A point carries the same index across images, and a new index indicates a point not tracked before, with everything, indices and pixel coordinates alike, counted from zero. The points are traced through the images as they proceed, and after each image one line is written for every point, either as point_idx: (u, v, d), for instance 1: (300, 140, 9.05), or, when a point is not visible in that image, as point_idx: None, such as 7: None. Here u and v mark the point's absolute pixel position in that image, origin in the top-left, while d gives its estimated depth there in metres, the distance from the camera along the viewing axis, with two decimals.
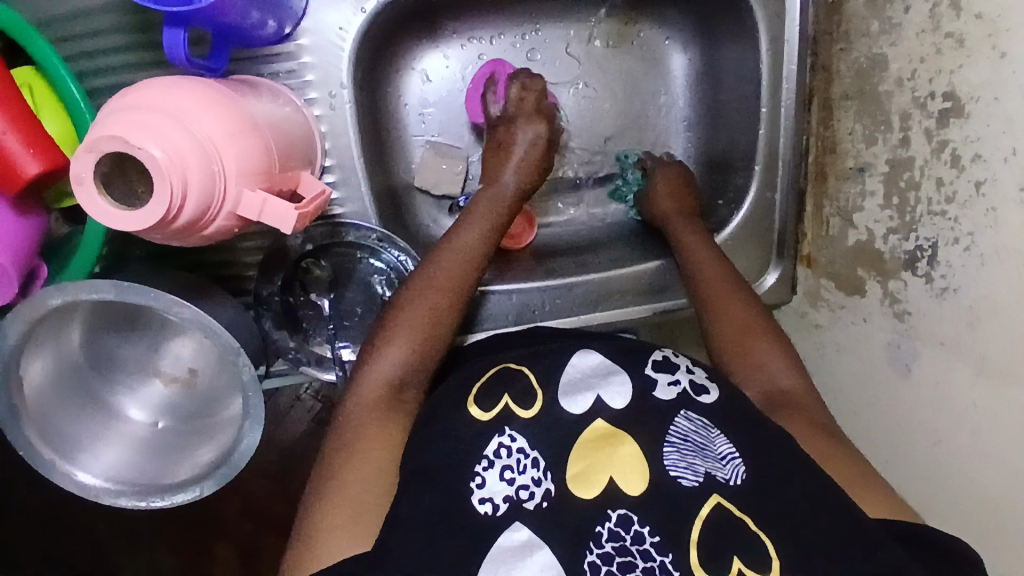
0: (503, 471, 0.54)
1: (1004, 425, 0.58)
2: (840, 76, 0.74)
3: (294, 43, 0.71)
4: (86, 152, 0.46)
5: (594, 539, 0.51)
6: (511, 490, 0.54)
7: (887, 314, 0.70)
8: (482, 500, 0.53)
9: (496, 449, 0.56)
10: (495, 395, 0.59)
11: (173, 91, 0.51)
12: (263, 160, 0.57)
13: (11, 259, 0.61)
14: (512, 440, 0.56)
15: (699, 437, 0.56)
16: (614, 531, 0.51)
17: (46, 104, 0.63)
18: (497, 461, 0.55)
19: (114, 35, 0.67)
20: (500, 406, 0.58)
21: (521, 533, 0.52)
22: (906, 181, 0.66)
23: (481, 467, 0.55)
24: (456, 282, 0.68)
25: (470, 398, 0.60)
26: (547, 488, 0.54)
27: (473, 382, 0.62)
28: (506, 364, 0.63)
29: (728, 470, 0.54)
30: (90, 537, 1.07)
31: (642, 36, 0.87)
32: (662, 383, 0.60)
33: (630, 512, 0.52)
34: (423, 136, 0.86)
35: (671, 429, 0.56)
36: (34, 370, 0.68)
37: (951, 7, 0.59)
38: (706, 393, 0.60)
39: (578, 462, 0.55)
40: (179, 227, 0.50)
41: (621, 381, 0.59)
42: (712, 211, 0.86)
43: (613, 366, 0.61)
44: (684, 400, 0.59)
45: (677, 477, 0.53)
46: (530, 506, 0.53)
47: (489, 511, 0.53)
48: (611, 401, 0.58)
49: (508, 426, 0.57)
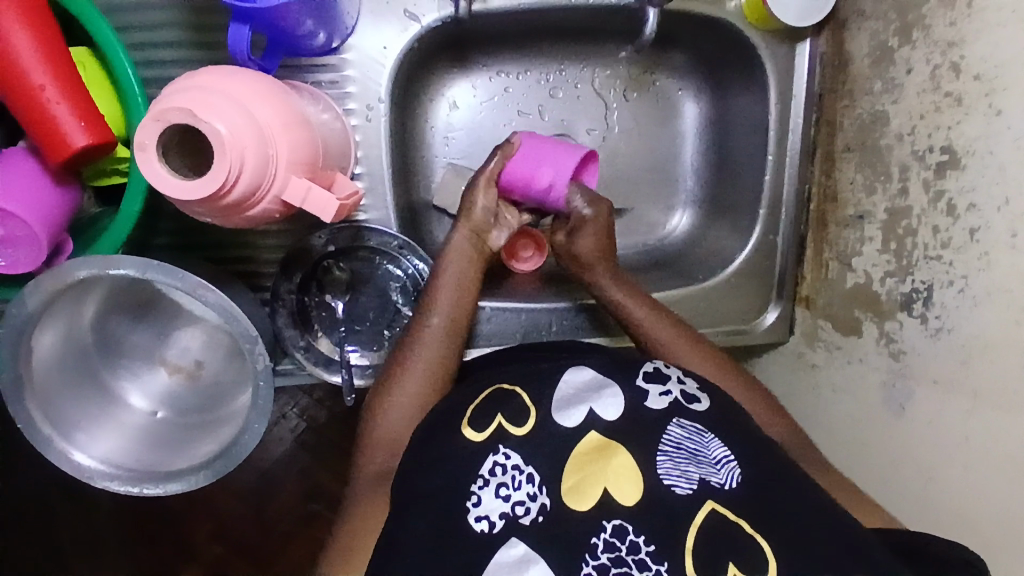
0: (498, 489, 0.54)
1: (992, 461, 0.60)
2: (843, 130, 0.80)
3: (338, 57, 0.75)
4: (153, 121, 0.50)
5: (590, 550, 0.50)
6: (507, 506, 0.53)
7: (882, 354, 0.73)
8: (478, 518, 0.53)
9: (491, 468, 0.55)
10: (488, 418, 0.59)
11: (237, 77, 0.55)
12: (310, 152, 0.61)
13: (44, 227, 0.63)
14: (506, 458, 0.55)
15: (691, 444, 0.56)
16: (610, 542, 0.51)
17: (97, 85, 0.66)
18: (492, 479, 0.54)
19: (170, 30, 0.70)
20: (493, 427, 0.58)
21: (517, 549, 0.51)
22: (904, 228, 0.71)
23: (476, 486, 0.54)
24: (440, 349, 0.70)
25: (464, 420, 0.59)
26: (543, 502, 0.53)
27: (468, 406, 0.61)
28: (499, 386, 0.62)
29: (723, 475, 0.54)
30: (52, 548, 1.02)
31: (658, 84, 0.92)
32: (654, 393, 0.59)
33: (625, 523, 0.51)
34: (445, 158, 0.89)
35: (663, 438, 0.55)
36: (45, 342, 0.67)
37: (951, 69, 0.65)
38: (698, 401, 0.60)
39: (572, 476, 0.54)
40: (229, 203, 0.54)
41: (612, 393, 0.59)
42: (715, 250, 0.90)
43: (605, 379, 0.61)
44: (675, 409, 0.58)
45: (671, 485, 0.53)
46: (526, 521, 0.52)
47: (485, 528, 0.52)
48: (603, 413, 0.57)
49: (502, 445, 0.56)
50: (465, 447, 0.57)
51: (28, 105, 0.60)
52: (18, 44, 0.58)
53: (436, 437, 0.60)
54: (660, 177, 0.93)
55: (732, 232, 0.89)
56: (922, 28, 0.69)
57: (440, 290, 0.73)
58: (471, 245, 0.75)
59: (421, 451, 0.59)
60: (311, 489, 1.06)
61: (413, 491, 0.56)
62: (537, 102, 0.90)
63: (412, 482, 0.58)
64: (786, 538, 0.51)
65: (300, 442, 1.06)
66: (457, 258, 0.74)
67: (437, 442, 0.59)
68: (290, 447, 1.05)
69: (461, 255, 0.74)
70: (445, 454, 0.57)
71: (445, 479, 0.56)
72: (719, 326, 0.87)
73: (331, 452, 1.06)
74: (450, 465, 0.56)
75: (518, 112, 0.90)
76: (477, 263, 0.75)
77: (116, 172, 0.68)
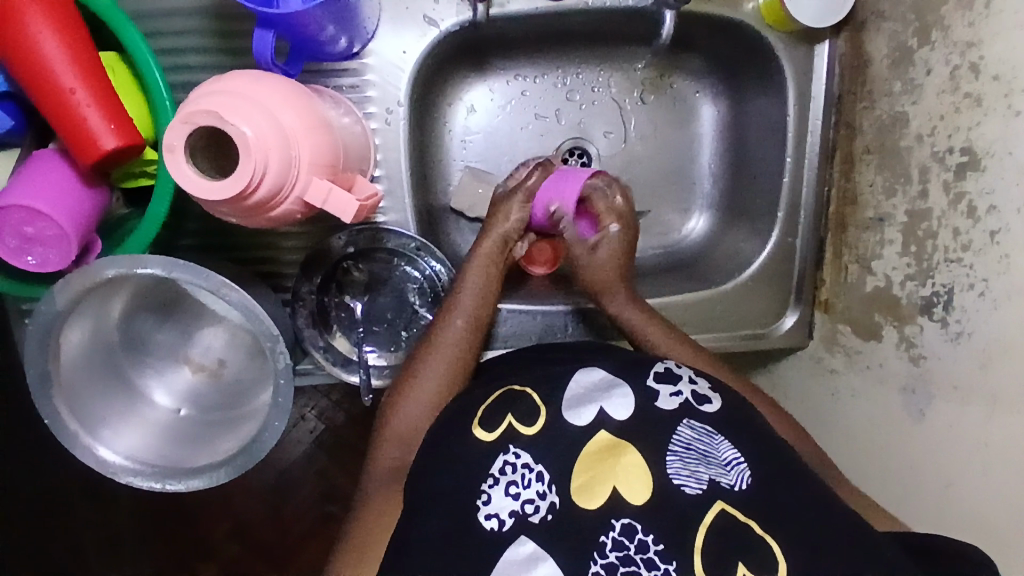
0: (508, 487, 0.54)
1: (1013, 467, 0.59)
2: (862, 132, 0.80)
3: (359, 62, 0.77)
4: (182, 123, 0.51)
5: (598, 549, 0.50)
6: (516, 505, 0.53)
7: (902, 358, 0.72)
8: (488, 516, 0.53)
9: (501, 467, 0.56)
10: (498, 417, 0.59)
11: (262, 81, 0.57)
12: (332, 154, 0.62)
13: (75, 227, 0.65)
14: (517, 458, 0.56)
15: (701, 445, 0.55)
16: (618, 541, 0.51)
17: (125, 88, 0.67)
18: (502, 478, 0.55)
19: (196, 36, 0.72)
20: (503, 427, 0.58)
21: (526, 546, 0.51)
22: (924, 231, 0.70)
23: (486, 485, 0.55)
24: (457, 349, 0.71)
25: (475, 420, 0.60)
26: (552, 501, 0.53)
27: (478, 407, 0.62)
28: (509, 386, 0.63)
29: (733, 476, 0.53)
30: (75, 545, 1.04)
31: (675, 87, 0.92)
32: (664, 394, 0.59)
33: (634, 521, 0.51)
34: (462, 161, 0.90)
35: (672, 438, 0.55)
36: (73, 340, 0.69)
37: (970, 70, 0.65)
38: (709, 402, 0.60)
39: (582, 474, 0.54)
40: (252, 204, 0.55)
41: (623, 393, 0.59)
42: (733, 254, 0.90)
43: (615, 379, 0.61)
44: (686, 410, 0.58)
45: (681, 485, 0.52)
46: (536, 519, 0.53)
47: (495, 526, 0.53)
48: (614, 412, 0.57)
49: (513, 444, 0.57)
50: (478, 446, 0.58)
51: (60, 109, 0.61)
52: (52, 51, 0.60)
53: (450, 436, 0.60)
54: (677, 180, 0.94)
55: (750, 235, 0.89)
56: (941, 29, 0.68)
57: (462, 295, 0.74)
58: (495, 254, 0.76)
59: (435, 449, 0.60)
60: (328, 490, 1.07)
61: (426, 488, 0.57)
62: (555, 105, 0.91)
63: (425, 480, 0.58)
64: (801, 539, 0.50)
65: (319, 443, 1.07)
66: (480, 264, 0.75)
67: (450, 441, 0.60)
68: (308, 448, 1.07)
69: (481, 262, 0.75)
70: (457, 453, 0.58)
71: (457, 479, 0.56)
72: (737, 329, 0.87)
73: (348, 453, 1.07)
74: (460, 465, 0.57)
75: (535, 115, 0.91)
76: (499, 269, 0.76)
77: (144, 175, 0.70)
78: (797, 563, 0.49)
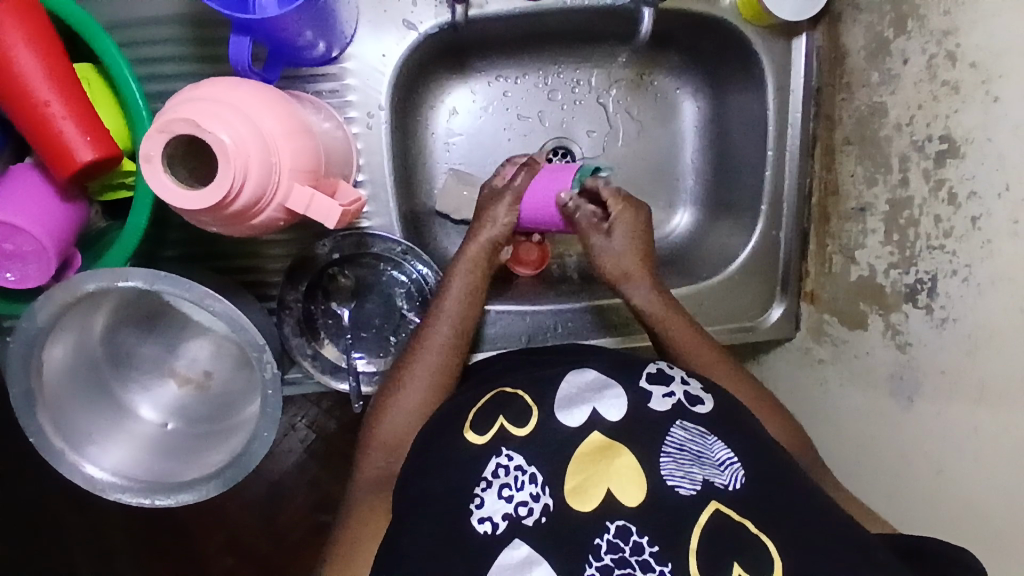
0: (501, 490, 0.54)
1: (1002, 451, 0.59)
2: (842, 123, 0.80)
3: (338, 66, 0.76)
4: (158, 133, 0.51)
5: (593, 552, 0.50)
6: (510, 507, 0.53)
7: (889, 346, 0.73)
8: (481, 519, 0.53)
9: (494, 469, 0.55)
10: (491, 420, 0.59)
11: (238, 88, 0.56)
12: (313, 159, 0.62)
13: (53, 241, 0.64)
14: (510, 459, 0.56)
15: (694, 446, 0.55)
16: (612, 543, 0.50)
17: (100, 100, 0.67)
18: (496, 480, 0.55)
19: (173, 44, 0.71)
20: (496, 428, 0.58)
21: (520, 550, 0.51)
22: (906, 218, 0.71)
23: (479, 488, 0.55)
24: (440, 360, 0.70)
25: (468, 422, 0.60)
26: (547, 503, 0.53)
27: (468, 410, 0.62)
28: (500, 390, 0.62)
29: (727, 476, 0.53)
30: (66, 565, 1.02)
31: (656, 84, 0.93)
32: (657, 395, 0.59)
33: (629, 523, 0.51)
34: (446, 164, 0.90)
35: (666, 439, 0.55)
36: (56, 355, 0.68)
37: (947, 58, 0.66)
38: (701, 403, 0.59)
39: (576, 475, 0.54)
40: (233, 212, 0.55)
41: (615, 394, 0.58)
42: (719, 248, 0.90)
43: (607, 379, 0.61)
44: (677, 410, 0.58)
45: (675, 486, 0.52)
46: (529, 522, 0.52)
47: (488, 530, 0.53)
48: (608, 414, 0.57)
49: (506, 445, 0.56)
50: (470, 448, 0.57)
51: (35, 121, 0.60)
52: (24, 61, 0.59)
53: (440, 441, 0.60)
54: (660, 176, 0.94)
55: (734, 230, 0.89)
56: (917, 19, 0.69)
57: (446, 302, 0.73)
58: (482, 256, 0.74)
59: (426, 453, 0.60)
60: (321, 500, 1.06)
61: (418, 495, 0.57)
62: (537, 106, 0.91)
63: (417, 487, 0.58)
64: (795, 535, 0.51)
65: (309, 453, 1.06)
66: (465, 268, 0.73)
67: (442, 445, 0.59)
68: (299, 458, 1.06)
69: (467, 268, 0.73)
70: (447, 459, 0.58)
71: (449, 487, 0.56)
72: (726, 322, 0.87)
73: (339, 463, 1.06)
74: (452, 471, 0.56)
75: (518, 116, 0.91)
76: (482, 274, 0.74)
77: (122, 186, 0.69)
78: (790, 559, 0.49)
